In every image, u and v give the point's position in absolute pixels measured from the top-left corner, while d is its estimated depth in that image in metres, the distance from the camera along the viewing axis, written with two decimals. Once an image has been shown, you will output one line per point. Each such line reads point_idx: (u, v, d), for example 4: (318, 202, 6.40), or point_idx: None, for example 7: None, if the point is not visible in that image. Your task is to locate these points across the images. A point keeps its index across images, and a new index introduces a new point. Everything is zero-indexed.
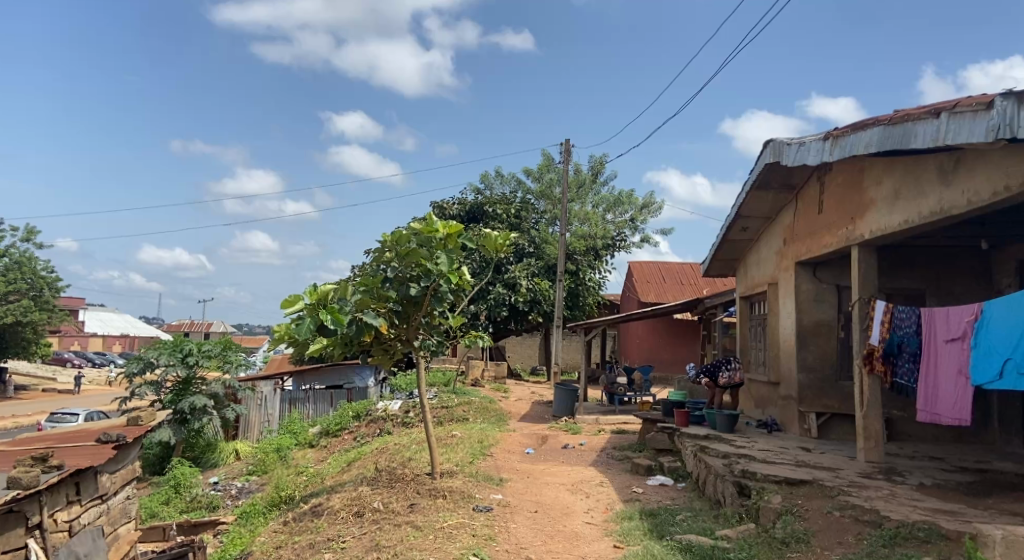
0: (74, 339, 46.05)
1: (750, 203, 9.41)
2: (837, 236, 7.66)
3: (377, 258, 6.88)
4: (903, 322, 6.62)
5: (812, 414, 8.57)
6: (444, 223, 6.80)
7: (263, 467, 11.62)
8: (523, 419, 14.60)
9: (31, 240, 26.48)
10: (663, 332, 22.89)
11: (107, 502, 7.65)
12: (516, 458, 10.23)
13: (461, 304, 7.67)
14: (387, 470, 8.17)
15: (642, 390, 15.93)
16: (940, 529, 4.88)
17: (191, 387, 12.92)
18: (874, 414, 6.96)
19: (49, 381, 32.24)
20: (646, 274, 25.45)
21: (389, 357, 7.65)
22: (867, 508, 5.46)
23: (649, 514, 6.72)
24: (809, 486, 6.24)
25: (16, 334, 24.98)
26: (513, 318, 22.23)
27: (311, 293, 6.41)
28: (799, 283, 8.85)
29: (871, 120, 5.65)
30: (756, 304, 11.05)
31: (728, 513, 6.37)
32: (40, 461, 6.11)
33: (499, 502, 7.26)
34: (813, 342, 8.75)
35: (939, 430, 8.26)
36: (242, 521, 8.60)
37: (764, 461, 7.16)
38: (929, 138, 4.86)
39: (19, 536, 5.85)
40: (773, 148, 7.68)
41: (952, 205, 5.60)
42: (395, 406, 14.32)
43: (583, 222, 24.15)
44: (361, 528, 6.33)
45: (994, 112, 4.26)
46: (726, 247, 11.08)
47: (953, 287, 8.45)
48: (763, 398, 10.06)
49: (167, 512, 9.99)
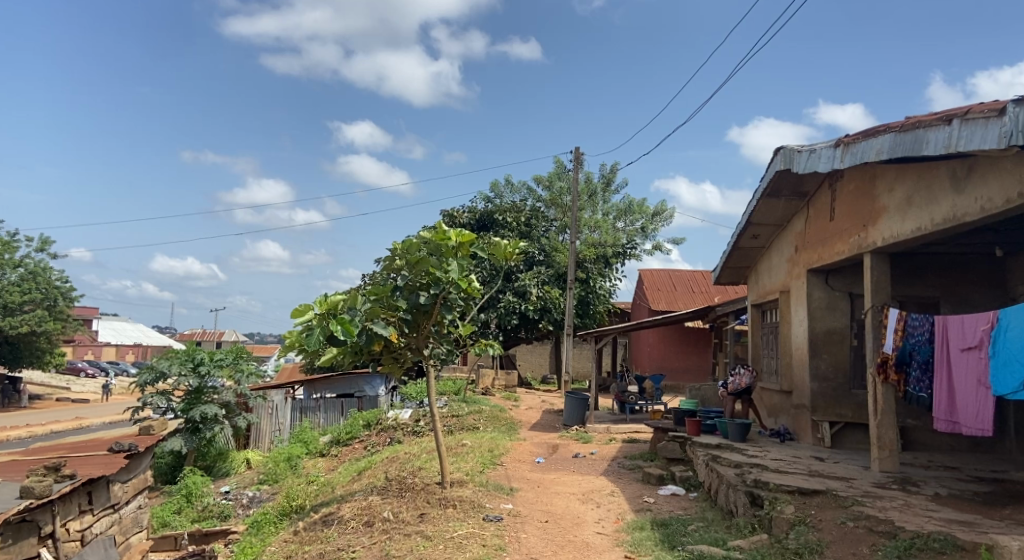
0: (88, 348, 46.54)
1: (762, 210, 9.36)
2: (849, 244, 7.61)
3: (388, 267, 6.93)
4: (917, 329, 6.54)
5: (826, 423, 8.52)
6: (455, 231, 6.78)
7: (275, 475, 11.61)
8: (533, 427, 14.57)
9: (46, 250, 26.72)
10: (674, 341, 22.81)
11: (119, 511, 7.73)
12: (527, 467, 10.20)
13: (472, 312, 7.64)
14: (397, 480, 8.16)
15: (652, 399, 15.83)
16: (956, 541, 4.80)
17: (203, 396, 12.89)
18: (887, 423, 6.87)
19: (63, 390, 32.48)
20: (657, 282, 25.40)
21: (399, 366, 7.55)
22: (882, 519, 5.38)
23: (661, 524, 6.67)
24: (823, 496, 6.17)
25: (31, 344, 25.20)
26: (523, 326, 22.18)
27: (321, 303, 6.41)
28: (811, 290, 8.78)
29: (882, 127, 5.62)
30: (768, 312, 10.98)
31: (740, 523, 6.31)
32: (53, 471, 6.18)
33: (509, 511, 7.25)
34: (826, 350, 8.68)
35: (954, 439, 8.18)
36: (253, 530, 8.59)
37: (775, 471, 7.09)
38: (941, 144, 4.83)
39: (31, 545, 5.86)
40: (783, 155, 7.65)
41: (964, 212, 5.55)
42: (405, 415, 14.37)
43: (593, 230, 24.05)
44: (371, 537, 6.31)
45: (1006, 118, 4.22)
46: (738, 255, 11.03)
47: (966, 295, 8.37)
48: (775, 407, 9.98)
49: (180, 520, 10.02)
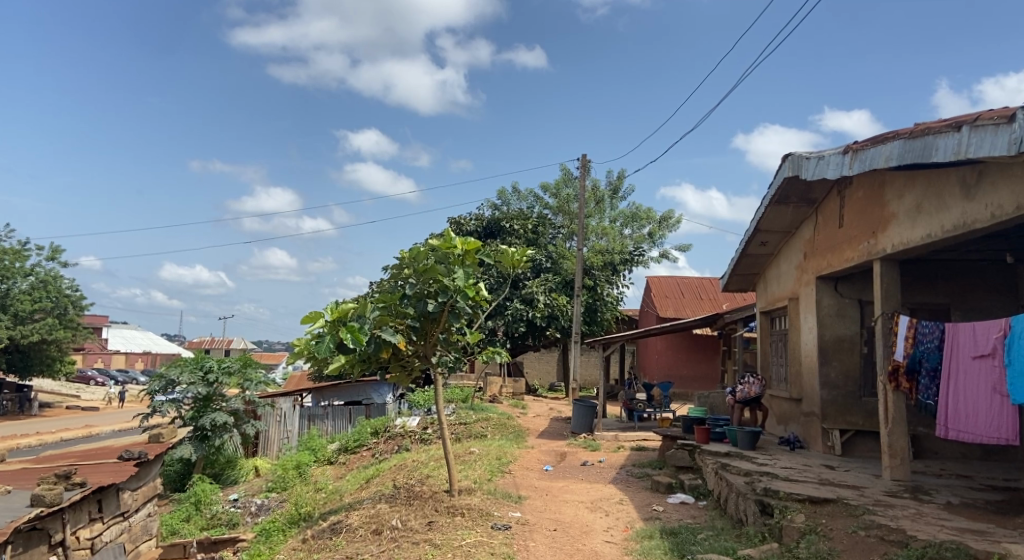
0: (97, 355, 46.82)
1: (770, 217, 9.34)
2: (859, 251, 7.58)
3: (395, 275, 6.93)
4: (926, 337, 6.50)
5: (836, 431, 8.45)
6: (461, 239, 6.83)
7: (283, 484, 11.65)
8: (541, 435, 14.51)
9: (55, 259, 26.87)
10: (683, 348, 22.72)
11: (128, 519, 7.79)
12: (535, 476, 10.15)
13: (479, 320, 7.62)
14: (405, 488, 8.14)
15: (661, 406, 15.77)
16: (969, 549, 4.77)
17: (211, 404, 12.95)
18: (898, 431, 6.82)
19: (72, 398, 32.75)
20: (665, 289, 25.37)
21: (407, 374, 7.62)
22: (893, 528, 5.33)
23: (670, 533, 6.64)
24: (834, 504, 6.12)
25: (41, 352, 25.36)
26: (531, 334, 22.10)
27: (331, 311, 6.45)
28: (821, 298, 8.75)
29: (891, 133, 5.61)
30: (777, 319, 10.93)
31: (751, 533, 6.28)
32: (63, 479, 6.19)
33: (517, 519, 7.22)
34: (836, 358, 8.65)
35: (966, 447, 8.10)
36: (261, 538, 8.57)
37: (785, 479, 7.04)
38: (951, 150, 4.81)
39: (42, 553, 5.88)
40: (791, 162, 7.62)
41: (975, 219, 5.53)
42: (413, 423, 14.40)
43: (600, 237, 24.44)
44: (380, 545, 6.30)
45: (1016, 124, 4.20)
46: (746, 262, 11.00)
47: (976, 302, 8.33)
48: (785, 415, 9.91)
49: (189, 528, 9.98)
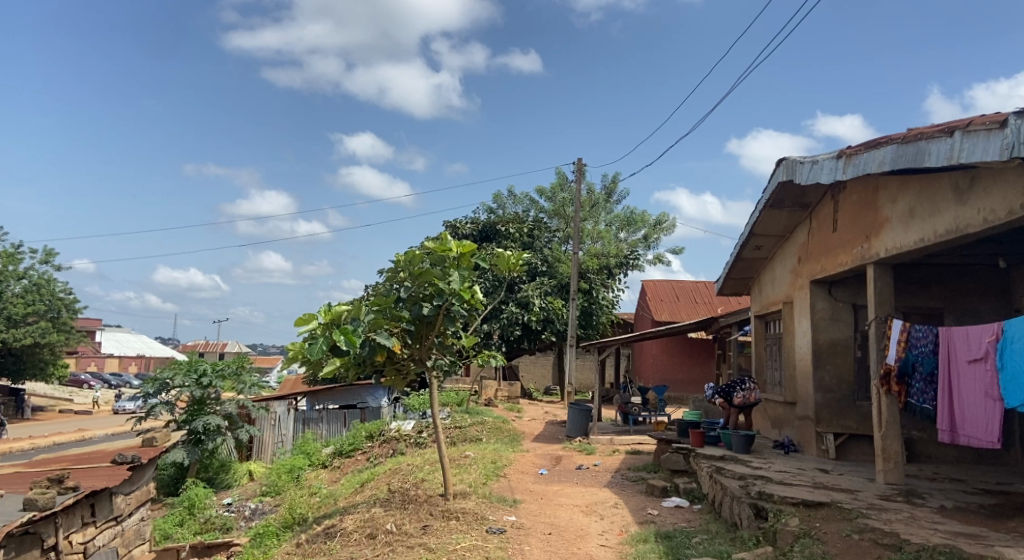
0: (91, 359, 46.60)
1: (765, 221, 9.35)
2: (853, 255, 7.60)
3: (390, 278, 6.94)
4: (920, 341, 6.56)
5: (830, 435, 8.46)
6: (457, 242, 6.80)
7: (277, 487, 11.61)
8: (536, 439, 14.48)
9: (49, 263, 26.76)
10: (677, 352, 22.78)
11: (121, 523, 7.75)
12: (530, 479, 10.13)
13: (475, 323, 7.62)
14: (399, 492, 8.11)
15: (656, 410, 15.78)
16: (962, 552, 4.78)
17: (205, 407, 12.90)
18: (891, 434, 6.85)
19: (66, 402, 32.53)
20: (660, 292, 25.42)
21: (402, 378, 7.53)
22: (887, 532, 5.34)
23: (665, 536, 6.64)
24: (828, 508, 6.14)
25: (33, 355, 25.19)
26: (526, 338, 22.10)
27: (325, 313, 6.44)
28: (815, 302, 8.77)
29: (884, 138, 5.63)
30: (771, 323, 10.95)
31: (745, 536, 6.29)
32: (56, 483, 6.18)
33: (512, 523, 7.22)
34: (830, 362, 8.67)
35: (960, 452, 8.13)
36: (255, 542, 8.53)
37: (780, 483, 7.05)
38: (943, 155, 4.84)
39: (34, 557, 5.85)
40: (786, 166, 7.64)
41: (968, 223, 5.56)
42: (407, 426, 14.38)
43: (596, 240, 24.47)
44: (374, 549, 6.29)
45: (1008, 130, 4.23)
46: (741, 266, 11.02)
47: (970, 306, 8.38)
48: (780, 418, 9.93)
49: (182, 532, 9.94)
